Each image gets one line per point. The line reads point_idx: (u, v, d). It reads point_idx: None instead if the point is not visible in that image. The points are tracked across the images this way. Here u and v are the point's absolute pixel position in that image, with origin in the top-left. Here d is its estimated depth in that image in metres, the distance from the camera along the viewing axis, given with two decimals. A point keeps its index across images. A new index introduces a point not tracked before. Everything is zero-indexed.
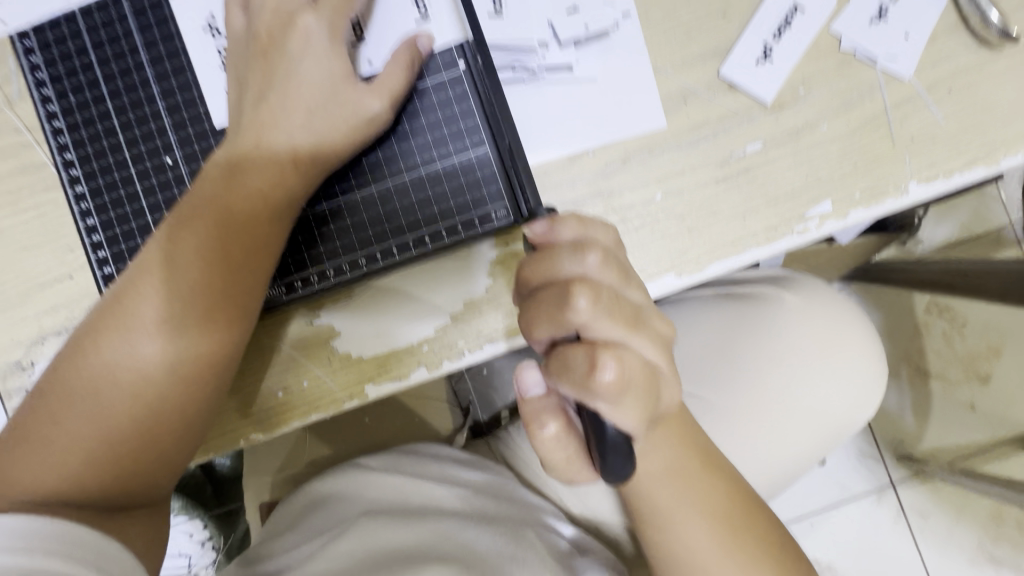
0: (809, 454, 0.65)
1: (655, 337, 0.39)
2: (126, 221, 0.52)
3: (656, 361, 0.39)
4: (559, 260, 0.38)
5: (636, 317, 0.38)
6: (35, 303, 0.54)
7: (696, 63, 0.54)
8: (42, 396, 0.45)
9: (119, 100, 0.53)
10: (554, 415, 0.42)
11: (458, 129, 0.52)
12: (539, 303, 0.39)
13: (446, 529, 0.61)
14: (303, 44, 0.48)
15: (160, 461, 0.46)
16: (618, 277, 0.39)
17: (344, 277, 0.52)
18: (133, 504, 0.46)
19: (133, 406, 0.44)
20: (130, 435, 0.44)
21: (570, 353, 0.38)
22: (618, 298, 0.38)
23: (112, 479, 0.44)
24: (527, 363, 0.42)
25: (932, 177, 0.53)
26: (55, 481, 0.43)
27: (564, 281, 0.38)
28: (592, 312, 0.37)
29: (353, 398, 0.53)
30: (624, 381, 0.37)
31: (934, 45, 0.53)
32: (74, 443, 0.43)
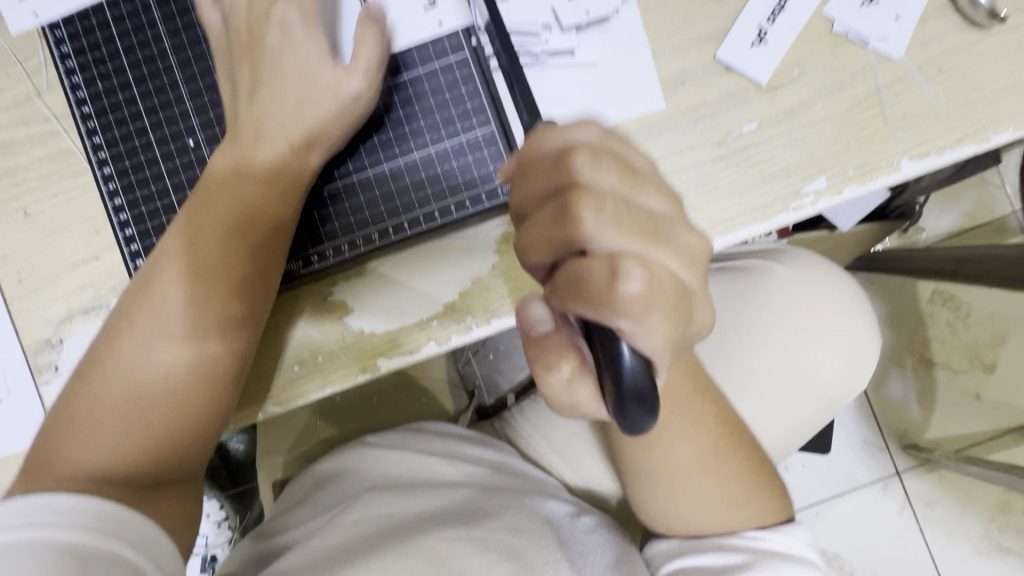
0: (808, 420, 0.67)
1: (682, 250, 0.34)
2: (151, 201, 0.55)
3: (682, 274, 0.34)
4: (547, 170, 0.34)
5: (653, 227, 0.33)
6: (64, 284, 0.57)
7: (693, 47, 0.56)
8: (79, 379, 0.48)
9: (143, 86, 0.55)
10: (564, 353, 0.35)
11: (465, 109, 0.54)
12: (535, 221, 0.34)
13: (455, 505, 0.63)
14: (282, 36, 0.51)
15: (192, 432, 0.49)
16: (621, 178, 0.34)
17: (358, 251, 0.55)
18: (168, 477, 0.48)
19: (167, 379, 0.47)
20: (162, 409, 0.47)
21: (584, 267, 0.32)
22: (625, 205, 0.33)
23: (154, 448, 0.47)
24: (530, 297, 0.35)
25: (924, 154, 0.55)
26: (101, 453, 0.46)
27: (560, 193, 0.33)
28: (597, 221, 0.32)
29: (366, 371, 0.56)
30: (648, 295, 0.31)
31: (924, 26, 0.55)
32: (115, 417, 0.47)
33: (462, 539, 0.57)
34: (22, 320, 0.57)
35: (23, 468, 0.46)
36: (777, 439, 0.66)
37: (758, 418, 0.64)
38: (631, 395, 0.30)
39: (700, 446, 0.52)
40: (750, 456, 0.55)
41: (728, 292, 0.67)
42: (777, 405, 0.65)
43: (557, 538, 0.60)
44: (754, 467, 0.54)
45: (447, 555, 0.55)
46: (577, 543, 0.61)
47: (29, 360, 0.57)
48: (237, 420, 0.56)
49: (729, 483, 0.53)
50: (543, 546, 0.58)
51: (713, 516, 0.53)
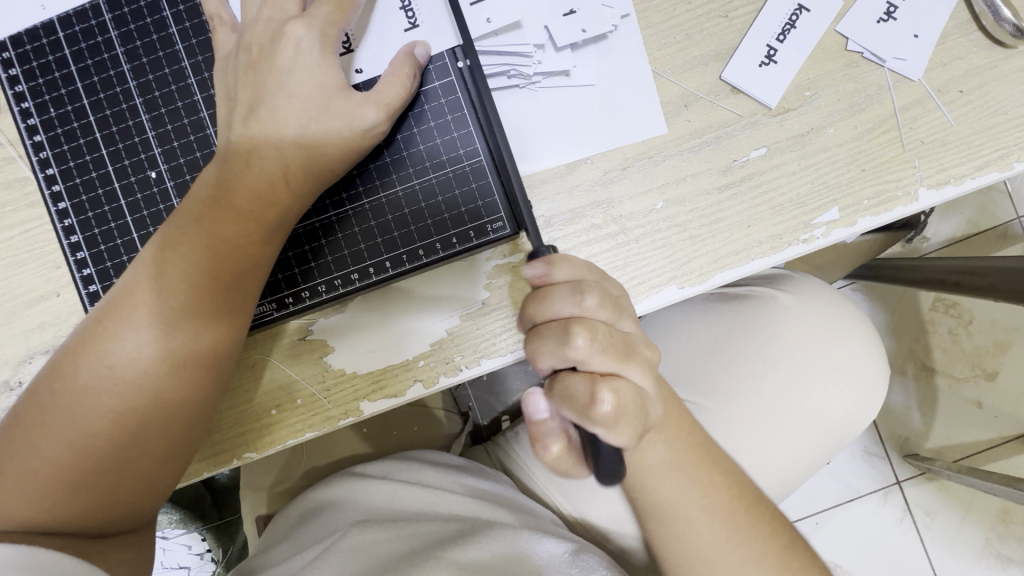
0: (812, 444, 0.62)
1: (650, 368, 0.38)
2: (111, 237, 0.51)
3: (647, 390, 0.37)
4: (557, 297, 0.36)
5: (633, 351, 0.37)
6: (22, 321, 0.53)
7: (697, 67, 0.52)
8: (19, 422, 0.43)
9: (101, 112, 0.51)
10: (558, 436, 0.36)
11: (452, 139, 0.50)
12: (538, 338, 0.37)
13: (440, 542, 0.60)
14: (292, 54, 0.45)
15: (148, 484, 0.44)
16: (613, 313, 0.37)
17: (336, 292, 0.50)
18: (114, 530, 0.44)
19: (115, 433, 0.42)
20: (115, 462, 0.43)
21: (571, 384, 0.35)
22: (614, 332, 0.36)
23: (100, 503, 0.43)
24: (534, 388, 0.37)
25: (943, 182, 0.51)
26: (43, 506, 0.41)
27: (561, 319, 0.36)
28: (590, 346, 0.35)
29: (347, 415, 0.52)
30: (620, 413, 0.34)
31: (944, 44, 0.51)
32: (59, 468, 0.42)
33: None
34: None
35: None
36: (779, 467, 0.62)
37: (762, 450, 0.61)
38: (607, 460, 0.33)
39: (690, 486, 0.49)
40: (759, 501, 0.51)
41: (725, 320, 0.65)
42: (784, 439, 0.61)
43: None
44: (761, 516, 0.50)
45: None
46: None
47: None
48: (211, 466, 0.52)
49: (735, 526, 0.49)
50: None
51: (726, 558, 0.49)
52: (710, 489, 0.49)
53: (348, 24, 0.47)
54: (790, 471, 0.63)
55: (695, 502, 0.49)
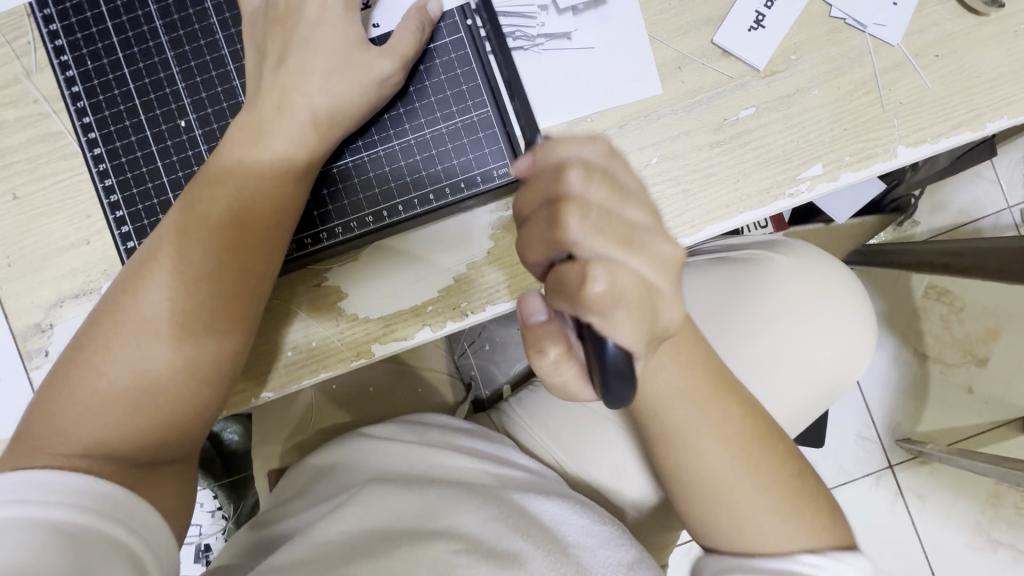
0: (804, 390, 0.65)
1: (657, 257, 0.34)
2: (143, 182, 0.54)
3: (657, 281, 0.34)
4: (540, 180, 0.35)
5: (631, 235, 0.34)
6: (53, 267, 0.57)
7: (690, 31, 0.55)
8: (77, 351, 0.46)
9: (134, 65, 0.54)
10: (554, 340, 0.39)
11: (461, 91, 0.53)
12: (528, 229, 0.36)
13: (453, 497, 0.62)
14: (317, 11, 0.49)
15: (196, 411, 0.48)
16: (610, 193, 0.35)
17: (352, 234, 0.54)
18: (166, 456, 0.48)
19: (167, 361, 0.46)
20: (166, 391, 0.46)
21: (564, 272, 0.33)
22: (609, 214, 0.34)
23: (155, 429, 0.46)
24: (528, 291, 0.40)
25: (920, 141, 0.55)
26: (103, 430, 0.45)
27: (551, 202, 0.34)
28: (581, 227, 0.33)
29: (360, 357, 0.56)
30: (616, 296, 0.33)
31: (922, 12, 0.55)
32: (117, 396, 0.45)
33: (460, 554, 0.55)
34: (10, 305, 0.57)
35: (19, 438, 0.45)
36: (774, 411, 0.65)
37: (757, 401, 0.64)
38: (616, 376, 0.34)
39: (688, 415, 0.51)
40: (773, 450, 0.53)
41: (728, 280, 0.68)
42: (777, 387, 0.65)
43: (554, 545, 0.59)
44: None
45: (450, 565, 0.54)
46: (581, 543, 0.61)
47: (18, 345, 0.57)
48: (235, 406, 0.55)
49: None
50: (543, 547, 0.58)
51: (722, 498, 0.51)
52: (703, 422, 0.51)
53: None
54: (784, 417, 0.66)
55: (693, 425, 0.52)
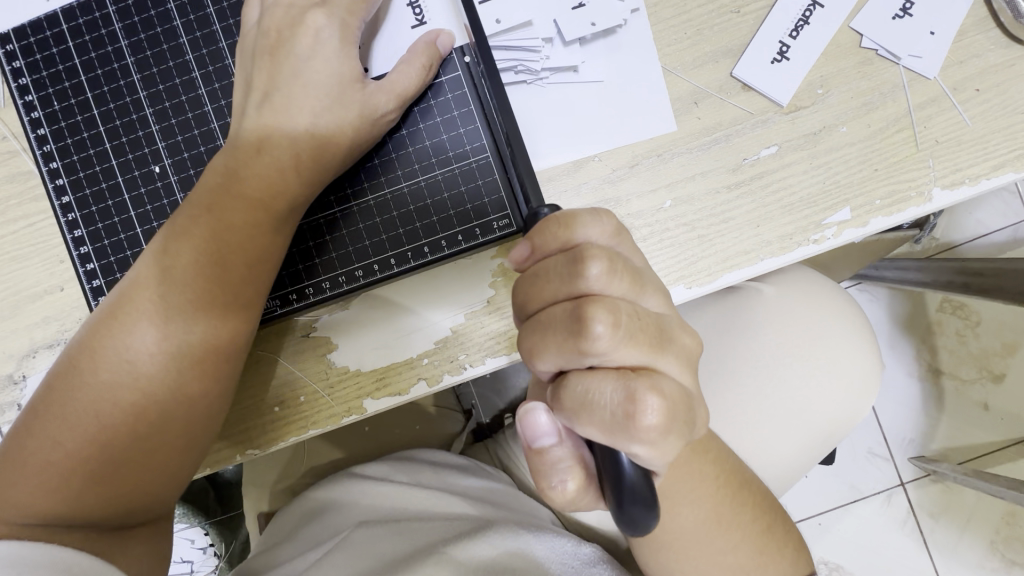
0: (805, 433, 0.61)
1: (683, 354, 0.34)
2: (114, 233, 0.51)
3: (686, 380, 0.34)
4: (560, 275, 0.34)
5: (658, 334, 0.33)
6: (26, 316, 0.53)
7: (709, 63, 0.51)
8: (36, 415, 0.43)
9: (104, 106, 0.51)
10: (569, 467, 0.36)
11: (458, 134, 0.49)
12: (545, 331, 0.34)
13: (446, 538, 0.59)
14: (311, 43, 0.45)
15: (168, 474, 0.44)
16: (629, 285, 0.34)
17: (340, 289, 0.50)
18: (137, 521, 0.44)
19: (136, 425, 0.42)
20: (133, 454, 0.42)
21: (595, 387, 0.32)
22: (636, 315, 0.33)
23: (121, 495, 0.42)
24: (533, 409, 0.35)
25: (958, 182, 0.50)
26: (60, 499, 0.41)
27: (573, 302, 0.33)
28: (613, 336, 0.32)
29: (351, 413, 0.52)
30: (666, 418, 0.31)
31: (961, 41, 0.50)
32: (78, 462, 0.41)
33: None
34: None
35: None
36: (774, 456, 0.61)
37: (761, 447, 0.61)
38: (631, 499, 0.32)
39: (686, 477, 0.48)
40: (762, 501, 0.52)
41: (726, 320, 0.64)
42: (781, 434, 0.61)
43: None
44: (754, 496, 0.51)
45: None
46: None
47: None
48: (218, 461, 0.52)
49: (730, 515, 0.49)
50: None
51: (720, 550, 0.49)
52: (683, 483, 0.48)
53: (368, 14, 0.47)
54: (785, 461, 0.62)
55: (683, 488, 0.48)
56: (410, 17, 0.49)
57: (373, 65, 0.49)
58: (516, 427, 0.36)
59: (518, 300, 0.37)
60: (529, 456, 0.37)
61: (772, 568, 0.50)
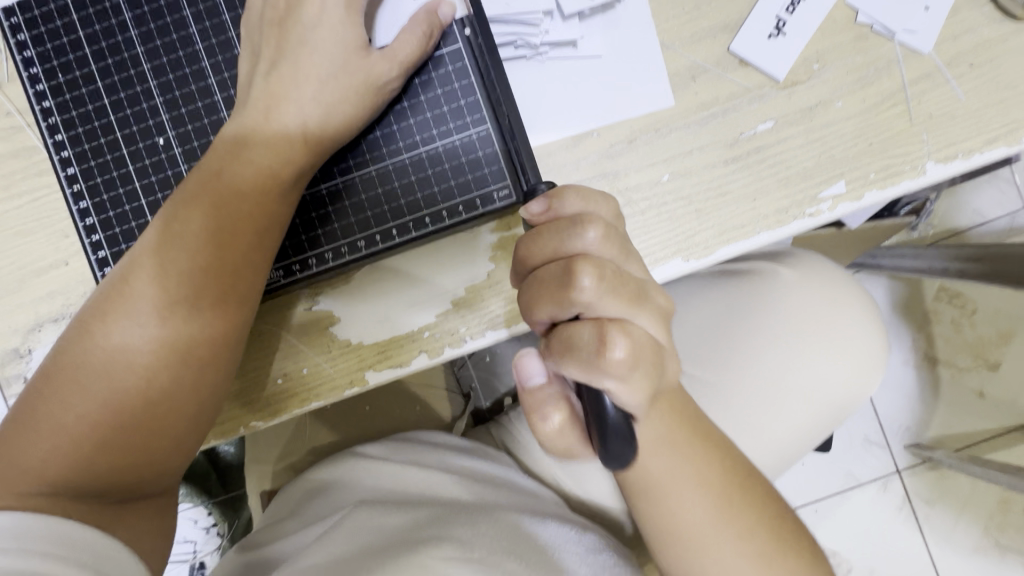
0: (813, 412, 0.62)
1: (659, 311, 0.38)
2: (119, 204, 0.51)
3: (659, 335, 0.38)
4: (556, 235, 0.37)
5: (638, 292, 0.37)
6: (30, 290, 0.54)
7: (706, 39, 0.52)
8: (47, 379, 0.43)
9: (109, 79, 0.51)
10: (555, 402, 0.41)
11: (458, 106, 0.50)
12: (539, 284, 0.38)
13: (447, 520, 0.59)
14: (317, 12, 0.47)
15: (175, 444, 0.45)
16: (619, 252, 0.38)
17: (342, 260, 0.51)
18: (142, 491, 0.44)
19: (145, 392, 0.43)
20: (142, 422, 0.43)
21: (575, 332, 0.37)
22: (619, 273, 0.37)
23: (129, 463, 0.43)
24: (527, 352, 0.41)
25: (951, 156, 0.51)
26: (70, 464, 0.42)
27: (566, 258, 0.37)
28: (595, 289, 0.36)
29: (353, 385, 0.53)
30: (633, 360, 0.36)
31: (955, 17, 0.51)
32: (89, 427, 0.42)
33: (454, 561, 0.51)
34: None
35: None
36: (782, 437, 0.62)
37: (764, 427, 0.61)
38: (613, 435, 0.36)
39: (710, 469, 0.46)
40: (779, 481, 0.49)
41: (722, 298, 0.64)
42: (787, 415, 0.62)
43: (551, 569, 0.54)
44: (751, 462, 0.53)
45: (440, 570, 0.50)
46: (583, 564, 0.57)
47: None
48: (222, 435, 0.53)
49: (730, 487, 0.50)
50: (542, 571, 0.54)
51: None
52: None
53: None
54: (793, 441, 0.62)
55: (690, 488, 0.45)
56: None
57: (376, 35, 0.50)
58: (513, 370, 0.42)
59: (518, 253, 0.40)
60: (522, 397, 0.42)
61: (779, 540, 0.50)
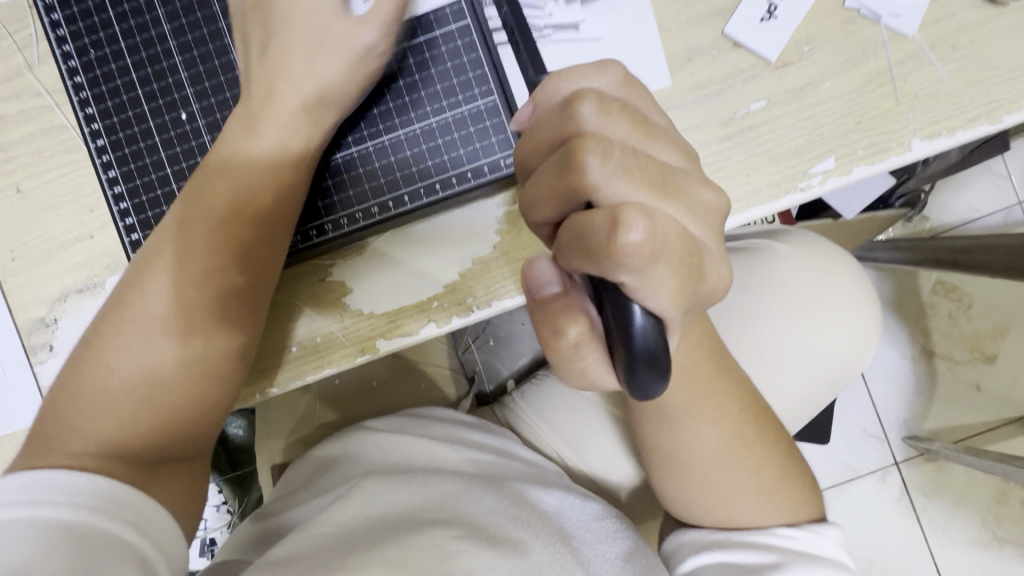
0: (809, 384, 0.65)
1: (691, 204, 0.32)
2: (146, 173, 0.55)
3: (693, 230, 0.32)
4: (554, 122, 0.33)
5: (659, 176, 0.32)
6: (58, 262, 0.56)
7: (701, 23, 0.54)
8: (81, 354, 0.46)
9: (136, 55, 0.54)
10: (571, 315, 0.34)
11: (467, 78, 0.53)
12: (533, 185, 0.34)
13: (454, 491, 0.60)
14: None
15: (210, 406, 0.48)
16: (629, 128, 0.33)
17: (357, 226, 0.53)
18: (183, 451, 0.47)
19: (179, 358, 0.46)
20: (178, 386, 0.46)
21: (587, 220, 0.30)
22: (634, 155, 0.31)
23: (172, 425, 0.46)
24: (538, 259, 0.35)
25: (935, 134, 0.54)
26: (117, 427, 0.44)
27: (564, 145, 0.32)
28: (603, 167, 0.30)
29: (365, 352, 0.55)
30: (653, 244, 0.28)
31: (939, 2, 0.54)
32: (131, 392, 0.45)
33: (462, 539, 0.53)
34: (16, 298, 0.57)
35: (31, 440, 0.45)
36: (780, 408, 0.64)
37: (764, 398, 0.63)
38: (644, 356, 0.29)
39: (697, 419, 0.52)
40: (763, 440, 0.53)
41: (731, 272, 0.65)
42: (785, 386, 0.64)
43: (556, 538, 0.56)
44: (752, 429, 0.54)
45: (454, 540, 0.53)
46: (587, 532, 0.59)
47: (23, 340, 0.57)
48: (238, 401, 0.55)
49: (723, 446, 0.53)
50: (548, 538, 0.56)
51: (717, 474, 0.53)
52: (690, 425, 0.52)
53: None
54: (789, 412, 0.65)
55: None
56: None
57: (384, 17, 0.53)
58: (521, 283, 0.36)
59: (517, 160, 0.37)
60: (533, 312, 0.36)
61: (772, 498, 0.54)
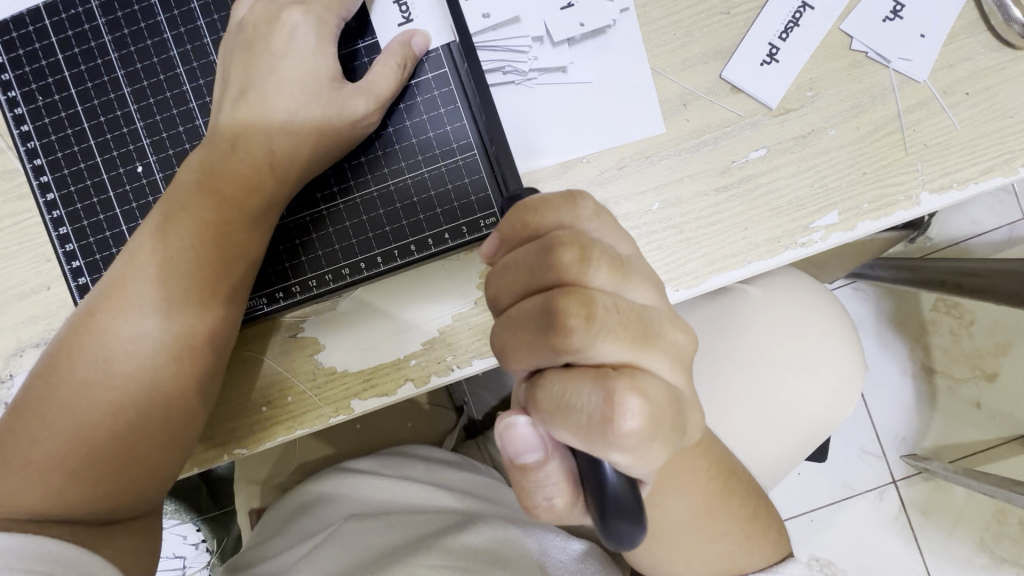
0: (806, 435, 0.63)
1: (674, 351, 0.30)
2: (100, 230, 0.51)
3: (676, 380, 0.30)
4: (531, 267, 0.30)
5: (644, 329, 0.29)
6: (11, 315, 0.51)
7: (698, 65, 0.51)
8: (18, 413, 0.42)
9: (88, 103, 0.51)
10: (554, 479, 0.31)
11: (445, 132, 0.49)
12: (507, 329, 0.31)
13: (429, 537, 0.58)
14: (286, 40, 0.46)
15: (150, 471, 0.44)
16: (611, 273, 0.30)
17: (327, 288, 0.50)
18: (117, 516, 0.43)
19: (115, 420, 0.42)
20: (112, 450, 0.42)
21: (571, 392, 0.28)
22: (617, 307, 0.29)
23: (105, 490, 0.42)
24: (515, 419, 0.31)
25: (945, 187, 0.50)
26: (44, 495, 0.40)
27: (540, 296, 0.30)
28: (587, 330, 0.28)
29: (338, 414, 0.51)
30: (645, 423, 0.28)
31: (951, 45, 0.50)
32: (60, 457, 0.41)
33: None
34: None
35: None
36: (776, 459, 0.62)
37: (760, 451, 0.61)
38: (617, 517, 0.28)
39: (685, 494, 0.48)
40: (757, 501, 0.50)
41: (725, 319, 0.63)
42: (783, 438, 0.61)
43: None
44: (743, 491, 0.52)
45: None
46: None
47: None
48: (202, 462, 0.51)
49: (716, 510, 0.50)
50: None
51: (707, 539, 0.50)
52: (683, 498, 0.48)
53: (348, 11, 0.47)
54: (785, 463, 0.63)
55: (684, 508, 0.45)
56: (395, 14, 0.50)
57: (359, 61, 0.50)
58: (496, 441, 0.32)
59: (486, 292, 0.34)
60: (510, 470, 0.33)
61: (758, 553, 0.51)
